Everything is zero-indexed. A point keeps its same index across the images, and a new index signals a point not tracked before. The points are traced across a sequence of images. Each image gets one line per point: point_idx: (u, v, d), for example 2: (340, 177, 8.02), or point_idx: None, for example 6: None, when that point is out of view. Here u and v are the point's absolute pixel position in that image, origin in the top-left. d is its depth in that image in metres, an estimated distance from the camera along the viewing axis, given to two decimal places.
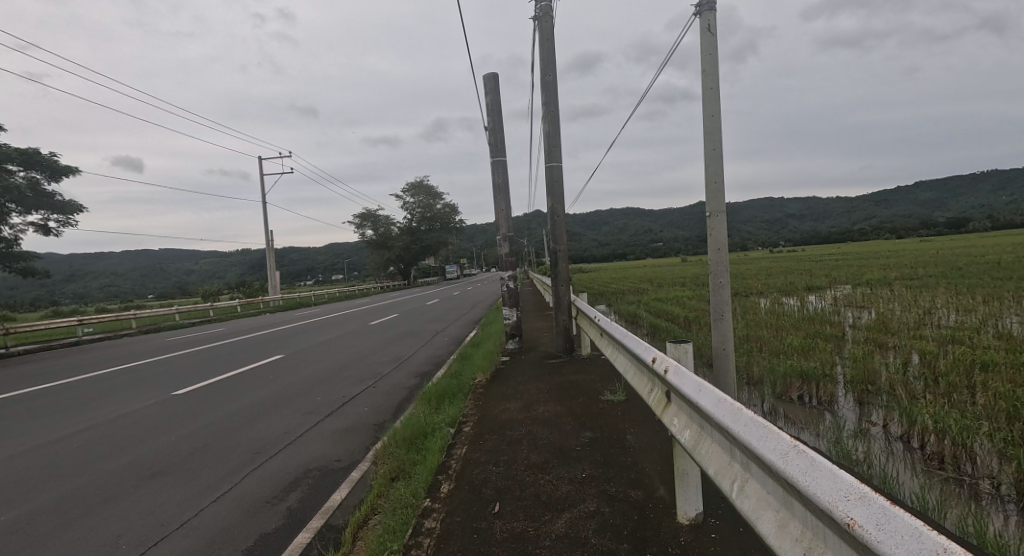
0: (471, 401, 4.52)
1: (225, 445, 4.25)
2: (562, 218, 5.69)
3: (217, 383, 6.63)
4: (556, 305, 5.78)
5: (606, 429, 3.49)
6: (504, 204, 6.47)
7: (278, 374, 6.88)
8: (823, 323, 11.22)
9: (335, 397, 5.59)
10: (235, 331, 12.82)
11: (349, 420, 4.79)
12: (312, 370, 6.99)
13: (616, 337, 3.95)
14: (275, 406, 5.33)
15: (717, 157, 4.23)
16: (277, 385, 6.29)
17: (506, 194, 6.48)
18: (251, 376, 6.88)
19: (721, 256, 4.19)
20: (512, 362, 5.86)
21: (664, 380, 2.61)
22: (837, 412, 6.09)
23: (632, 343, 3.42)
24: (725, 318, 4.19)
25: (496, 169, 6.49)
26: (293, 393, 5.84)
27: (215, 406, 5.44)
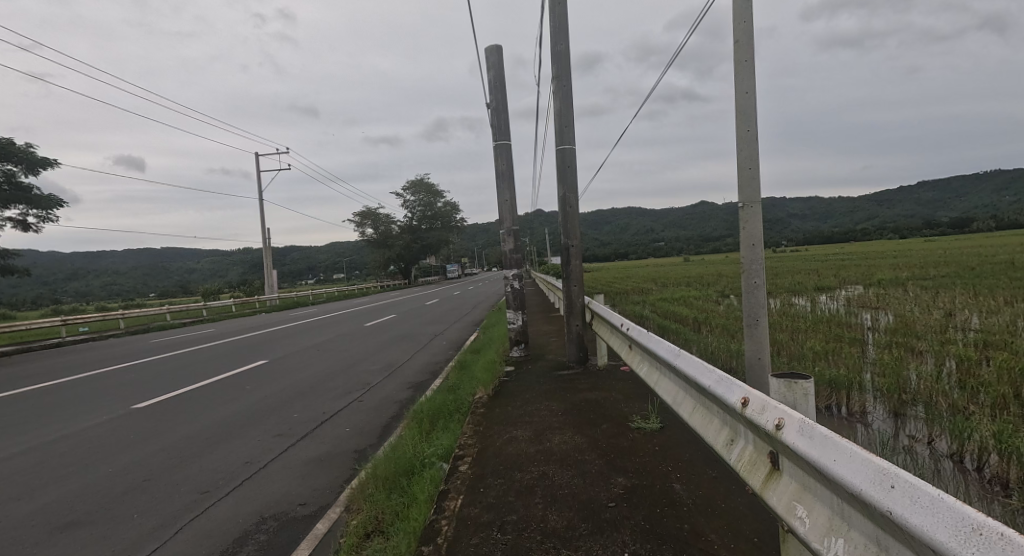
0: (470, 425, 4.01)
1: (169, 481, 3.75)
2: (574, 210, 5.18)
3: (189, 393, 6.16)
4: (567, 309, 5.26)
5: (644, 475, 2.96)
6: (509, 194, 5.96)
7: (259, 383, 6.43)
8: (841, 326, 10.67)
9: (314, 414, 5.09)
10: (226, 332, 12.34)
11: (325, 446, 4.28)
12: (295, 379, 6.51)
13: (659, 355, 3.31)
14: (245, 425, 4.84)
15: (751, 139, 3.71)
16: (253, 397, 5.81)
17: (509, 182, 5.97)
18: (228, 385, 6.42)
19: (755, 253, 3.68)
20: (517, 373, 5.35)
21: (772, 440, 1.91)
22: (872, 425, 5.59)
23: (693, 368, 2.74)
24: (761, 324, 3.66)
25: (500, 154, 5.98)
26: (268, 408, 5.35)
27: (175, 425, 4.94)
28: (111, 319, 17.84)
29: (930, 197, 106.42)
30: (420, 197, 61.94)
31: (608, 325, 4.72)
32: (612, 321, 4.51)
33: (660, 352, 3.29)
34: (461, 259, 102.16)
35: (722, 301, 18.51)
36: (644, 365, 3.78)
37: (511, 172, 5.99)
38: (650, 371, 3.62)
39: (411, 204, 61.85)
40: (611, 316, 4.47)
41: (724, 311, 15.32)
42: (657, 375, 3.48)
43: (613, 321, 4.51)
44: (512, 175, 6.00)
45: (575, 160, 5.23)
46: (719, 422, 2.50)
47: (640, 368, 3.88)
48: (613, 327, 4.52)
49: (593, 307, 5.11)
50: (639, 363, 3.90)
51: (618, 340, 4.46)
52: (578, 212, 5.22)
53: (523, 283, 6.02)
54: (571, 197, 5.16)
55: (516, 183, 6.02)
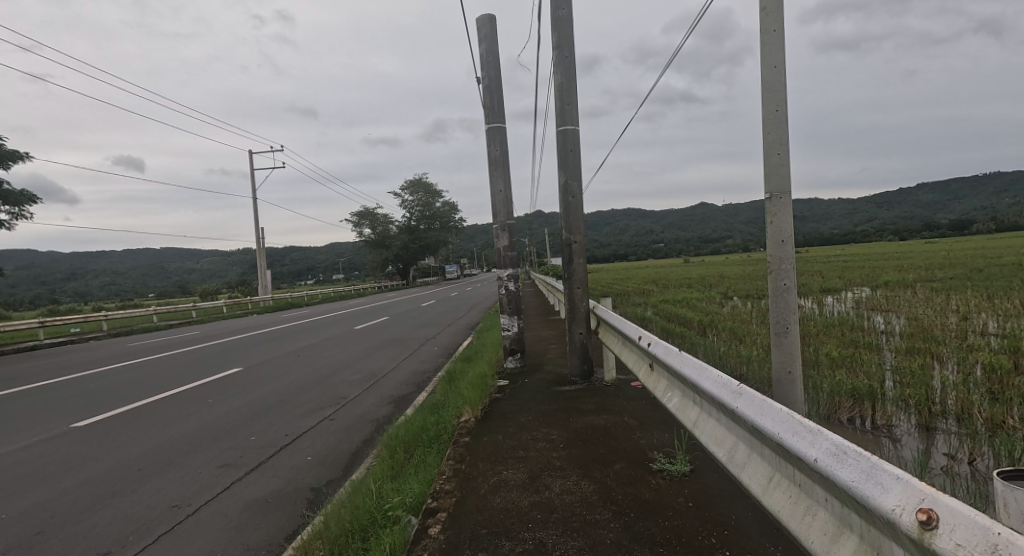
0: (450, 462, 3.46)
1: (69, 531, 3.20)
2: (577, 201, 4.72)
3: (140, 409, 5.69)
4: (569, 316, 4.80)
5: (671, 545, 2.40)
6: (503, 183, 5.49)
7: (220, 396, 5.96)
8: (853, 329, 10.23)
9: (273, 439, 4.59)
10: (208, 335, 11.83)
11: (276, 483, 3.77)
12: (262, 393, 6.02)
13: (711, 393, 2.53)
14: (187, 453, 4.33)
15: (779, 122, 3.23)
16: (209, 415, 5.31)
17: (504, 170, 5.50)
18: (188, 399, 5.96)
19: (785, 251, 3.21)
20: (512, 389, 4.86)
21: None
22: (900, 439, 5.12)
23: (776, 424, 1.96)
24: (790, 332, 3.19)
25: (493, 138, 5.50)
26: (221, 429, 4.86)
27: (108, 451, 4.44)
28: (95, 319, 17.35)
29: (931, 199, 106.08)
30: (419, 197, 61.58)
31: (622, 337, 4.13)
32: (627, 332, 3.95)
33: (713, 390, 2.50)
34: (460, 259, 101.82)
35: (726, 303, 18.03)
36: (680, 399, 3.04)
37: (504, 158, 5.52)
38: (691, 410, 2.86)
39: (410, 204, 61.39)
40: (626, 326, 3.96)
41: (727, 313, 14.86)
42: (706, 418, 2.70)
43: (626, 331, 3.96)
44: (506, 163, 5.53)
45: (577, 143, 4.76)
46: (828, 518, 1.70)
47: (671, 401, 3.16)
48: (629, 341, 3.92)
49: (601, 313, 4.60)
50: (670, 396, 3.18)
51: (639, 358, 3.80)
52: (581, 204, 4.76)
53: (518, 285, 5.55)
54: (574, 185, 4.71)
55: (510, 171, 5.55)
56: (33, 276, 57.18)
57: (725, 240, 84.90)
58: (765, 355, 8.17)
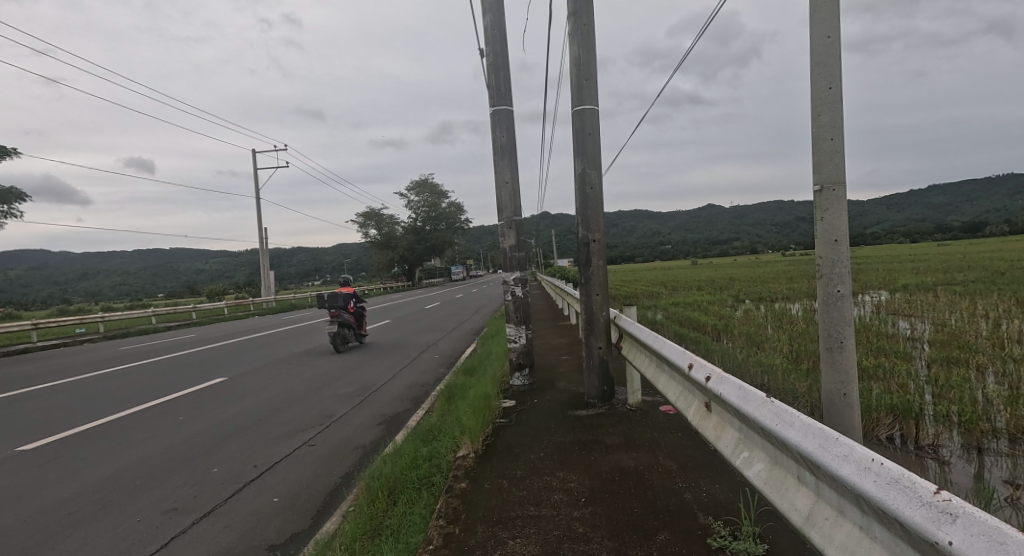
0: (437, 521, 2.84)
1: None
2: (595, 193, 4.27)
3: (97, 430, 5.19)
4: (586, 327, 4.36)
5: None
6: (509, 175, 5.05)
7: (192, 416, 5.47)
8: (878, 335, 9.70)
9: (234, 475, 4.04)
10: (202, 339, 11.46)
11: (226, 536, 3.20)
12: (235, 413, 5.50)
13: (854, 489, 1.49)
14: (134, 491, 3.80)
15: (833, 101, 2.75)
16: (171, 440, 4.79)
17: (510, 157, 5.06)
18: (156, 417, 5.49)
19: (839, 252, 2.74)
20: (521, 414, 4.37)
21: None
22: (951, 461, 4.60)
23: None
24: (847, 347, 2.71)
25: (499, 122, 5.07)
26: (183, 459, 4.35)
27: (45, 486, 3.92)
28: (91, 321, 17.03)
29: (943, 201, 104.51)
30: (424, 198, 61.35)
31: (665, 365, 3.36)
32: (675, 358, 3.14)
33: (866, 486, 1.46)
34: (466, 261, 101.50)
35: (739, 306, 17.49)
36: (774, 473, 2.04)
37: (512, 145, 5.08)
38: (798, 495, 1.84)
39: (415, 205, 61.13)
40: (672, 350, 3.21)
41: (741, 317, 14.34)
42: (832, 517, 1.65)
43: (671, 356, 3.20)
44: (513, 151, 5.08)
45: (594, 125, 4.31)
46: None
47: (755, 471, 2.16)
48: (679, 372, 3.10)
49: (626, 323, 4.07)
50: (753, 463, 2.20)
51: (695, 398, 2.91)
52: (600, 196, 4.30)
53: (526, 291, 5.10)
54: (591, 175, 4.26)
55: (517, 160, 5.11)
56: (42, 276, 57.59)
57: (734, 242, 84.10)
58: (788, 363, 7.67)
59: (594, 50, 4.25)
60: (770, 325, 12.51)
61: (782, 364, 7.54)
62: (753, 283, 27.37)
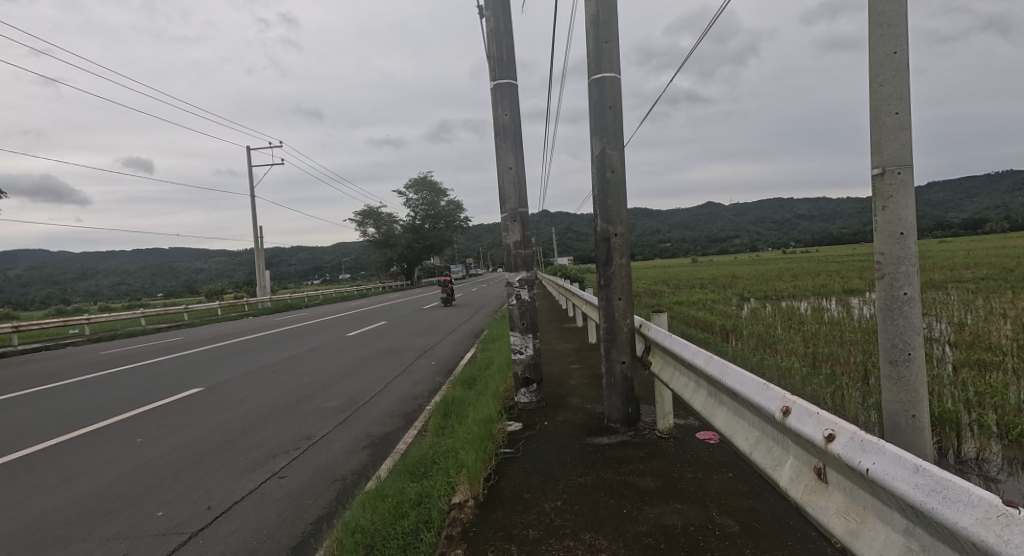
0: None
1: None
2: (615, 177, 3.85)
3: (43, 457, 4.67)
4: (607, 339, 3.92)
5: None
6: (513, 162, 4.62)
7: (147, 441, 4.93)
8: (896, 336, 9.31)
9: (180, 522, 3.46)
10: (189, 341, 11.00)
11: None
12: (199, 438, 4.95)
13: None
14: (51, 546, 3.22)
15: (901, 67, 2.30)
16: (119, 472, 4.25)
17: (515, 136, 4.63)
18: (107, 442, 4.95)
19: (905, 247, 2.30)
20: (531, 443, 3.93)
21: None
22: (1001, 479, 4.16)
23: None
24: (916, 363, 2.29)
25: (502, 97, 4.63)
26: (121, 499, 3.79)
27: None
28: (80, 323, 16.52)
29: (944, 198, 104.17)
30: (423, 196, 60.90)
31: (739, 403, 2.53)
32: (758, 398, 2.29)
33: None
34: (466, 260, 100.96)
35: (744, 305, 17.18)
36: None
37: (516, 124, 4.64)
38: None
39: (413, 203, 60.53)
40: (752, 383, 2.38)
41: (749, 317, 13.96)
42: None
43: (751, 393, 2.36)
44: (518, 133, 4.65)
45: (614, 97, 3.88)
46: None
47: None
48: (764, 417, 2.25)
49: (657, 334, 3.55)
50: None
51: (796, 458, 2.03)
52: (622, 180, 3.88)
53: (533, 293, 4.68)
54: (612, 154, 3.83)
55: (521, 141, 4.67)
56: (39, 276, 57.23)
57: (734, 240, 83.67)
58: (807, 366, 7.26)
59: (612, 10, 3.82)
60: (780, 325, 12.13)
61: (801, 368, 7.08)
62: (757, 281, 27.03)
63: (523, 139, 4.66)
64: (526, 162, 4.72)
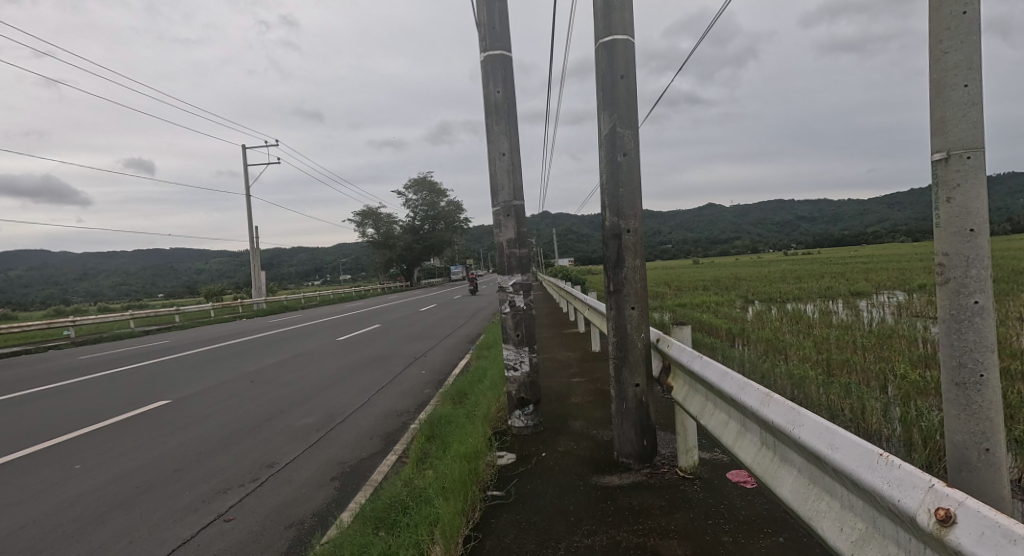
0: None
1: None
2: (628, 159, 3.45)
3: None
4: (619, 355, 3.47)
5: None
6: (506, 147, 4.24)
7: (84, 469, 4.38)
8: (912, 341, 8.92)
9: None
10: (173, 345, 10.60)
11: None
12: (144, 467, 4.38)
13: None
14: None
15: (971, 30, 1.90)
16: (37, 511, 3.67)
17: (508, 114, 4.23)
18: (37, 470, 4.38)
19: (977, 248, 1.90)
20: (528, 481, 3.48)
21: None
22: None
23: None
24: (987, 388, 1.90)
25: (494, 70, 4.23)
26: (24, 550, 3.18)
27: None
28: (66, 325, 16.08)
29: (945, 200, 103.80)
30: (423, 196, 60.58)
31: (824, 474, 1.72)
32: (872, 481, 1.44)
33: None
34: (466, 261, 100.48)
35: (748, 307, 16.81)
36: None
37: (510, 103, 4.24)
38: None
39: (413, 203, 60.18)
40: (852, 450, 1.57)
41: (754, 320, 13.60)
42: None
43: (850, 467, 1.54)
44: (513, 114, 4.26)
45: (625, 67, 3.48)
46: None
47: None
48: (886, 513, 1.39)
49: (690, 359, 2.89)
50: None
51: None
52: (636, 164, 3.49)
53: (529, 300, 4.29)
54: (624, 134, 3.44)
55: (516, 120, 4.28)
56: (39, 276, 57.11)
57: (736, 241, 83.30)
58: (821, 374, 6.87)
59: None
60: (787, 328, 11.76)
61: (816, 377, 6.67)
62: (761, 283, 26.64)
63: (517, 120, 4.27)
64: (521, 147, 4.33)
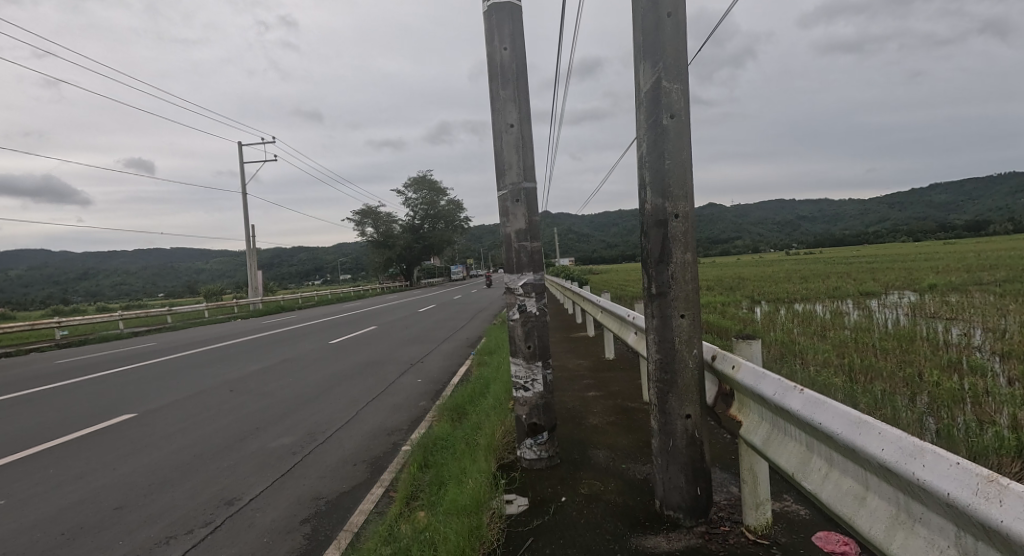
0: None
1: None
2: (676, 123, 2.64)
3: None
4: (664, 380, 2.69)
5: None
6: (515, 118, 3.75)
7: (12, 506, 3.91)
8: (935, 346, 8.48)
9: None
10: (158, 349, 10.13)
11: None
12: (81, 504, 3.90)
13: None
14: None
15: None
16: None
17: (516, 78, 3.73)
18: None
19: None
20: (542, 539, 2.81)
21: None
22: None
23: None
24: None
25: (501, 22, 3.71)
26: None
27: None
28: (55, 326, 15.61)
29: (948, 200, 103.30)
30: (422, 196, 60.15)
31: None
32: None
33: None
34: (466, 261, 100.01)
35: (755, 307, 16.39)
36: None
37: (519, 64, 3.73)
38: None
39: (413, 202, 59.74)
40: None
41: (763, 320, 13.18)
42: None
43: None
44: (523, 79, 3.76)
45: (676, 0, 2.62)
46: None
47: None
48: None
49: (801, 402, 1.97)
50: None
51: None
52: (687, 132, 2.67)
53: (542, 304, 3.80)
54: (671, 91, 2.62)
55: (526, 82, 3.77)
56: (39, 275, 56.93)
57: (737, 241, 82.83)
58: (844, 380, 6.46)
59: None
60: (800, 330, 11.34)
61: (841, 383, 6.22)
62: (766, 282, 26.22)
63: (527, 85, 3.76)
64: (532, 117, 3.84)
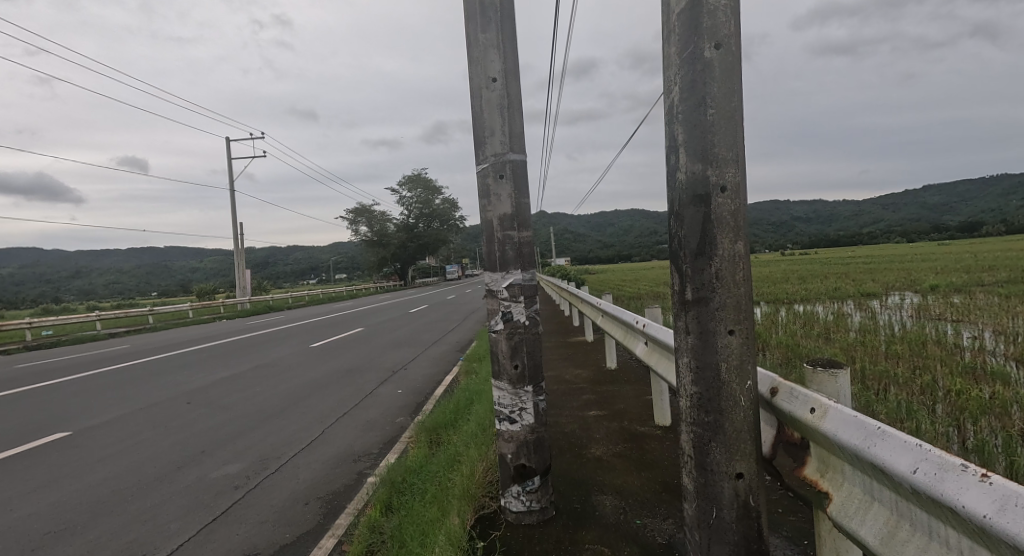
0: None
1: None
2: (721, 55, 2.02)
3: None
4: (709, 422, 2.09)
5: None
6: (497, 65, 3.29)
7: None
8: (948, 349, 8.10)
9: None
10: (129, 351, 9.67)
11: None
12: None
13: None
14: None
15: None
16: None
17: (497, 24, 3.27)
18: None
19: None
20: None
21: None
22: None
23: None
24: None
25: None
26: None
27: None
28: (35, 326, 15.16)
29: (942, 201, 103.69)
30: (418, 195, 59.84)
31: None
32: None
33: None
34: (461, 260, 99.76)
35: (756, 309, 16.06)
36: None
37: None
38: None
39: (408, 201, 59.32)
40: None
41: (764, 322, 12.82)
42: None
43: None
44: (507, 19, 3.30)
45: None
46: None
47: None
48: None
49: (990, 503, 1.19)
50: None
51: None
52: (736, 69, 2.05)
53: (531, 313, 3.36)
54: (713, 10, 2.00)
55: (509, 24, 3.31)
56: (30, 274, 56.49)
57: None
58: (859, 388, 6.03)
59: None
60: (803, 332, 10.98)
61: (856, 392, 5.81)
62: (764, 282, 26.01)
63: (510, 27, 3.30)
64: (519, 70, 3.38)
